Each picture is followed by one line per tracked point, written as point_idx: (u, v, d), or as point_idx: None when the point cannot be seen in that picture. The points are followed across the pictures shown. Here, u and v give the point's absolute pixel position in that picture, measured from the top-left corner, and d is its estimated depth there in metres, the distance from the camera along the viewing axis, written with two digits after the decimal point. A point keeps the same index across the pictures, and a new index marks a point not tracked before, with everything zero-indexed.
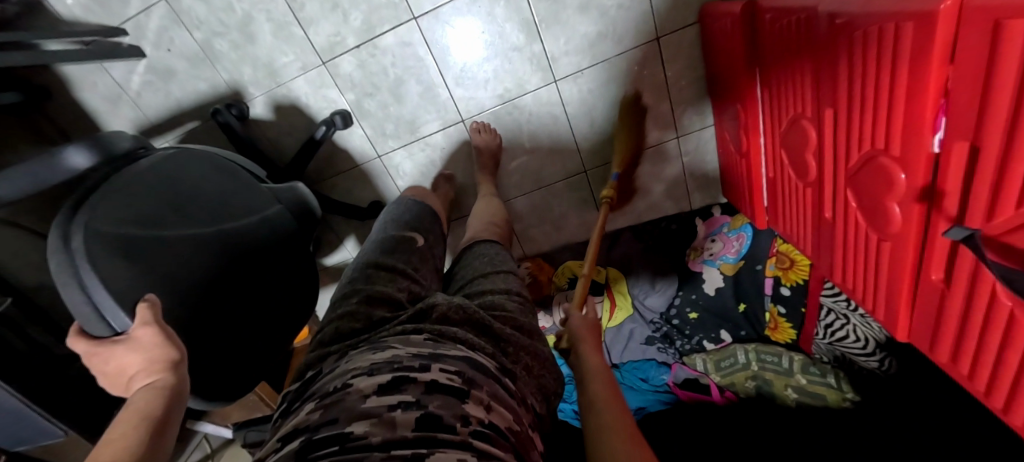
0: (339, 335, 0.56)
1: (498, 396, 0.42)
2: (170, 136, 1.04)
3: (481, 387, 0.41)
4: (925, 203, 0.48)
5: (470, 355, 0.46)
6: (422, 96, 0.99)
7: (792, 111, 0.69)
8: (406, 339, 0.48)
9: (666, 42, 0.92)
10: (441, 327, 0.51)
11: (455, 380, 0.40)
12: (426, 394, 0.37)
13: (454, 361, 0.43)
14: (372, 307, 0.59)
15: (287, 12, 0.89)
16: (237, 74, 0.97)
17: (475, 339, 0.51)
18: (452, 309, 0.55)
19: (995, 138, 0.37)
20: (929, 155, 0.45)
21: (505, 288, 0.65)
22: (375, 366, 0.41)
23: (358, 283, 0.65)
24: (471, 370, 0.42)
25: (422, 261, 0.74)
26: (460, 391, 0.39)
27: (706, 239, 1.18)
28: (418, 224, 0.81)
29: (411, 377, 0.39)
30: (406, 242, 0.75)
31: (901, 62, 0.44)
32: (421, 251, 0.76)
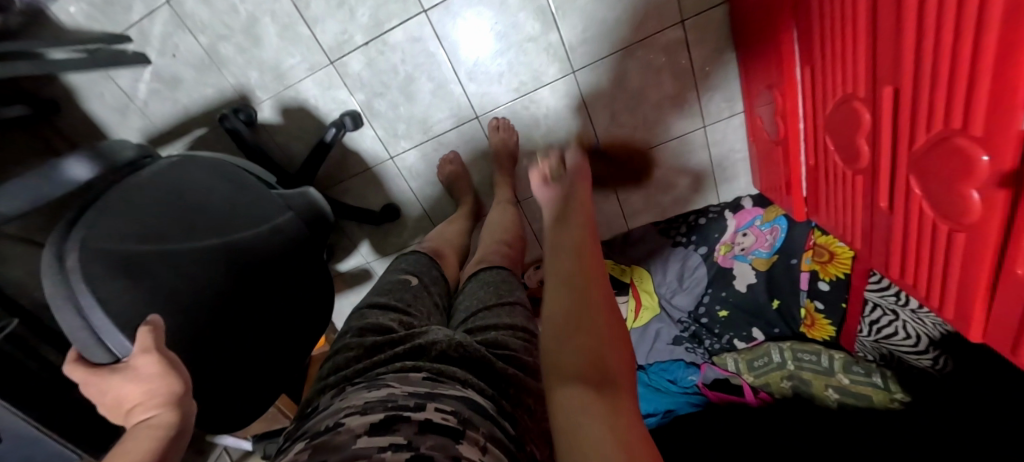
0: (336, 370, 0.53)
1: (496, 438, 0.38)
2: (179, 145, 1.02)
3: (478, 429, 0.37)
4: (1011, 189, 0.41)
5: (469, 396, 0.42)
6: (434, 94, 0.95)
7: (841, 91, 0.63)
8: (404, 378, 0.44)
9: (691, 25, 0.86)
10: (440, 366, 0.47)
11: (449, 420, 0.36)
12: (420, 434, 0.33)
13: (449, 401, 0.40)
14: (370, 339, 0.56)
15: (292, 11, 0.86)
16: (243, 78, 0.94)
17: (475, 380, 0.47)
18: (452, 346, 0.51)
19: None
20: (1018, 133, 0.38)
21: (510, 323, 0.59)
22: (369, 404, 0.38)
23: (351, 321, 0.62)
24: (468, 411, 0.39)
25: (422, 299, 0.68)
26: (455, 431, 0.35)
27: (736, 233, 1.11)
28: (414, 265, 0.75)
29: (405, 417, 0.35)
30: (399, 284, 0.68)
31: (987, 26, 0.38)
32: (417, 290, 0.69)
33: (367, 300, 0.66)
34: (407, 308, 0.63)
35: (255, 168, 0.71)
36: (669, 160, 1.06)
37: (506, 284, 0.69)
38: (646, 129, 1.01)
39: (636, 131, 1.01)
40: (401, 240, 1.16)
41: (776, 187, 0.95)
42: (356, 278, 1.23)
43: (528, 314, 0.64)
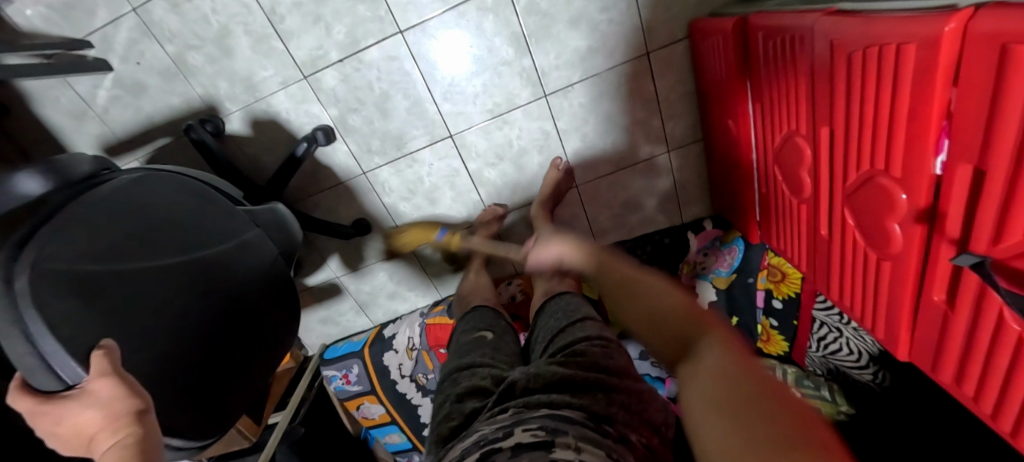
0: (442, 440, 0.55)
1: (588, 436, 0.40)
2: (139, 153, 0.99)
3: (567, 433, 0.40)
4: (925, 224, 0.48)
5: (554, 411, 0.45)
6: (409, 111, 0.96)
7: (785, 128, 0.69)
8: (494, 418, 0.48)
9: (656, 57, 0.92)
10: (525, 399, 0.51)
11: (538, 435, 0.40)
12: (511, 455, 0.38)
13: (534, 420, 0.43)
14: (467, 401, 0.58)
15: (266, 25, 0.86)
16: (212, 89, 0.92)
17: (559, 396, 0.50)
18: (530, 378, 0.55)
19: (1000, 168, 0.37)
20: (931, 178, 0.45)
21: (584, 336, 0.63)
22: (466, 449, 0.44)
23: (445, 388, 0.64)
24: (553, 423, 0.42)
25: (500, 349, 0.70)
26: (546, 442, 0.39)
27: (698, 252, 1.15)
28: (485, 323, 0.79)
29: (497, 447, 0.40)
30: (475, 341, 0.72)
31: (903, 84, 0.44)
32: (493, 343, 0.72)
33: (452, 362, 0.70)
34: (490, 361, 0.65)
35: (222, 183, 0.70)
36: (637, 181, 1.10)
37: (569, 305, 0.75)
38: (614, 152, 1.05)
39: (604, 153, 1.05)
40: (372, 254, 1.16)
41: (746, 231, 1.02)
42: (326, 292, 1.21)
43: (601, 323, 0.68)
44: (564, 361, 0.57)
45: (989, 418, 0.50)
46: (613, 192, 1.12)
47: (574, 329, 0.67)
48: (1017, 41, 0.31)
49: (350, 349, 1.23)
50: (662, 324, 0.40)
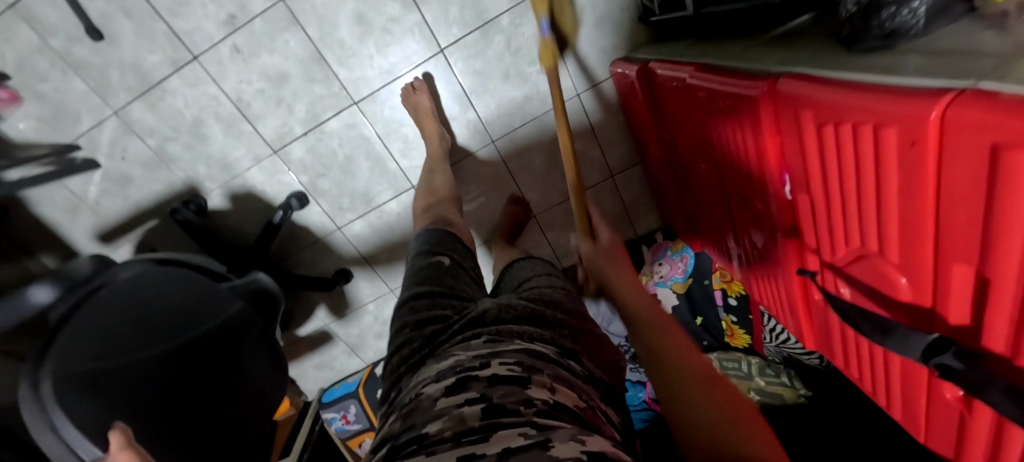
0: (404, 360, 0.58)
1: (561, 378, 0.46)
2: (131, 237, 1.08)
3: (541, 372, 0.45)
4: (793, 239, 0.59)
5: (528, 348, 0.49)
6: (373, 170, 1.06)
7: (692, 158, 0.81)
8: (466, 345, 0.52)
9: (586, 97, 1.03)
10: (496, 329, 0.55)
11: (514, 370, 0.44)
12: (490, 387, 0.42)
13: (510, 355, 0.47)
14: (430, 328, 0.60)
15: (234, 112, 0.97)
16: (192, 172, 1.02)
17: (531, 329, 0.55)
18: (501, 309, 0.59)
19: (821, 191, 0.48)
20: (785, 201, 0.56)
21: (551, 284, 0.71)
22: (441, 374, 0.46)
23: (404, 315, 0.65)
24: (529, 361, 0.46)
25: (460, 277, 0.73)
26: (524, 379, 0.43)
27: (653, 264, 1.25)
28: (442, 245, 0.80)
29: (474, 376, 0.44)
30: (434, 267, 0.74)
31: (750, 130, 0.56)
32: (451, 271, 0.74)
33: (408, 286, 0.72)
34: (451, 290, 0.68)
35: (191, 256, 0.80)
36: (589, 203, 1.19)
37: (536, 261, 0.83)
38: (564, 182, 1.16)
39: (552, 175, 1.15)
40: (355, 299, 1.24)
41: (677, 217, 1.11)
42: (317, 339, 1.29)
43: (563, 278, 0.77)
44: (533, 300, 0.63)
45: (874, 396, 0.60)
46: (569, 217, 1.23)
47: (536, 279, 0.74)
48: (811, 102, 0.43)
49: (346, 391, 1.33)
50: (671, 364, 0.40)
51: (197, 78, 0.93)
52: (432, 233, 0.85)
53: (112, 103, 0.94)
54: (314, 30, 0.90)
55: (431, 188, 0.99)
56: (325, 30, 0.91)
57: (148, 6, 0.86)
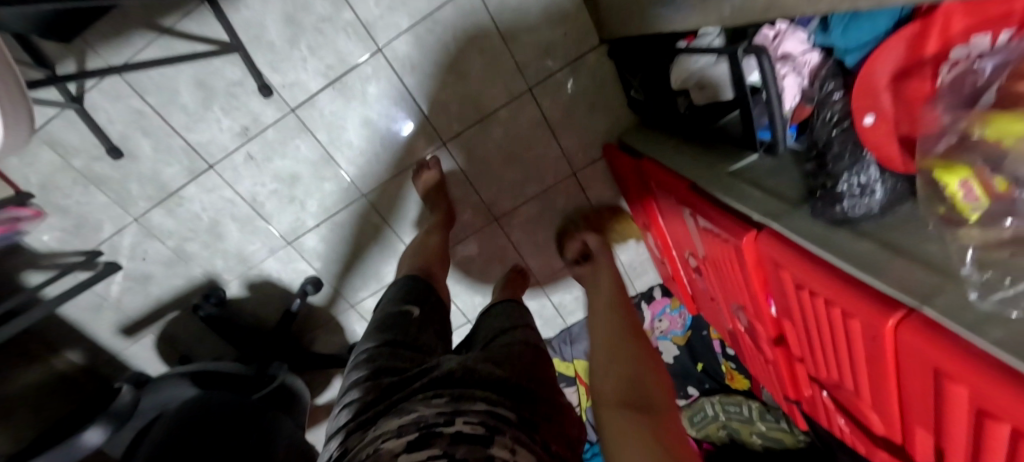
0: (356, 410, 0.58)
1: (522, 440, 0.48)
2: (153, 328, 1.12)
3: (504, 433, 0.47)
4: (783, 347, 0.65)
5: (491, 406, 0.51)
6: (383, 252, 1.12)
7: (683, 246, 0.87)
8: (428, 399, 0.53)
9: (582, 174, 1.10)
10: (458, 386, 0.55)
11: (478, 429, 0.46)
12: (452, 446, 0.44)
13: (474, 413, 0.49)
14: (385, 379, 0.61)
15: (250, 211, 1.02)
16: (210, 266, 1.07)
17: (494, 393, 0.54)
18: (464, 366, 0.59)
19: (802, 326, 0.54)
20: (771, 319, 0.62)
21: (522, 339, 0.70)
22: (402, 430, 0.48)
23: (362, 365, 0.66)
24: (491, 420, 0.48)
25: (424, 329, 0.75)
26: (485, 439, 0.45)
27: (653, 319, 1.29)
28: (417, 295, 0.82)
29: (437, 433, 0.46)
30: (403, 317, 0.75)
31: (734, 258, 0.61)
32: (418, 324, 0.75)
33: (371, 334, 0.73)
34: (413, 343, 0.69)
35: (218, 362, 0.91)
36: None
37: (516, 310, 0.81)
38: None
39: (539, 226, 1.17)
40: None
41: (656, 252, 1.12)
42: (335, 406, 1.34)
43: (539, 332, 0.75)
44: (500, 361, 0.62)
45: None
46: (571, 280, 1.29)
47: (506, 335, 0.73)
48: (792, 264, 0.48)
49: None
50: (621, 368, 0.58)
51: (214, 184, 0.98)
52: (407, 283, 0.87)
53: (133, 211, 0.98)
54: (325, 136, 0.96)
55: (426, 245, 0.99)
56: (335, 134, 0.96)
57: (166, 125, 0.91)
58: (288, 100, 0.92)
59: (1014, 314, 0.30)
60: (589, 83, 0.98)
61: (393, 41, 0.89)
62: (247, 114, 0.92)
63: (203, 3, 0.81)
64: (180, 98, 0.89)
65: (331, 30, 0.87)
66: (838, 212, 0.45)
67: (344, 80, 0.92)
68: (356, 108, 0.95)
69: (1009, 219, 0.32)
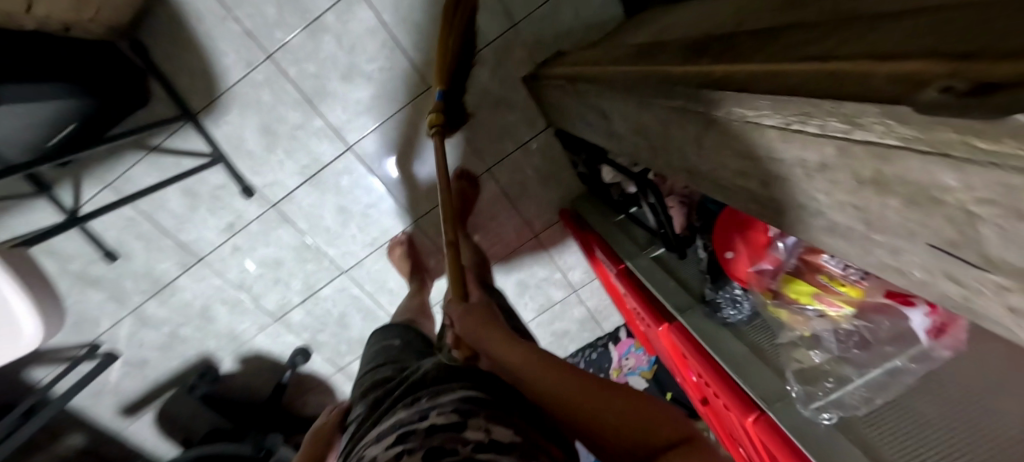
0: (357, 426, 0.63)
1: (500, 416, 0.49)
2: (151, 406, 1.19)
3: (479, 414, 0.48)
4: (708, 410, 0.75)
5: (468, 391, 0.53)
6: (365, 320, 1.21)
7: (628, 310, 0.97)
8: (408, 402, 0.55)
9: (543, 235, 1.21)
10: (434, 383, 0.56)
11: (452, 416, 0.48)
12: (426, 437, 0.45)
13: (448, 400, 0.50)
14: (376, 395, 0.66)
15: (239, 294, 1.10)
16: (203, 346, 1.14)
17: (469, 378, 0.56)
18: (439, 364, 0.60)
19: (709, 400, 0.65)
20: (695, 389, 0.72)
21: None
22: (383, 434, 0.51)
23: (359, 390, 0.73)
24: (466, 403, 0.50)
25: (405, 353, 0.82)
26: (459, 424, 0.46)
27: (621, 358, 1.40)
28: (393, 334, 0.91)
29: (412, 429, 0.48)
30: (385, 350, 0.84)
31: (655, 336, 0.73)
32: (400, 350, 0.84)
33: (367, 366, 0.82)
34: (397, 363, 0.77)
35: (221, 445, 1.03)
36: (557, 311, 1.36)
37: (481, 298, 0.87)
38: (534, 301, 1.32)
39: (509, 284, 1.27)
40: None
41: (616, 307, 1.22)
42: None
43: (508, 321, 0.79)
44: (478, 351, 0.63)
45: None
46: (543, 328, 1.39)
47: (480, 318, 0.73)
48: (690, 351, 0.59)
49: None
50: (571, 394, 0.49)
51: (203, 274, 1.06)
52: (404, 330, 0.94)
53: (128, 304, 1.06)
54: (303, 224, 1.06)
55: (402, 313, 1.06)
56: (313, 222, 1.06)
57: (157, 228, 1.00)
58: (269, 197, 1.01)
59: (824, 422, 0.40)
60: (540, 161, 1.10)
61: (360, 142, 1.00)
62: (231, 212, 1.01)
63: (187, 124, 0.91)
64: (168, 204, 0.98)
65: (303, 135, 0.97)
66: (722, 317, 0.58)
67: (318, 176, 1.02)
68: (331, 198, 1.04)
69: (815, 353, 0.46)
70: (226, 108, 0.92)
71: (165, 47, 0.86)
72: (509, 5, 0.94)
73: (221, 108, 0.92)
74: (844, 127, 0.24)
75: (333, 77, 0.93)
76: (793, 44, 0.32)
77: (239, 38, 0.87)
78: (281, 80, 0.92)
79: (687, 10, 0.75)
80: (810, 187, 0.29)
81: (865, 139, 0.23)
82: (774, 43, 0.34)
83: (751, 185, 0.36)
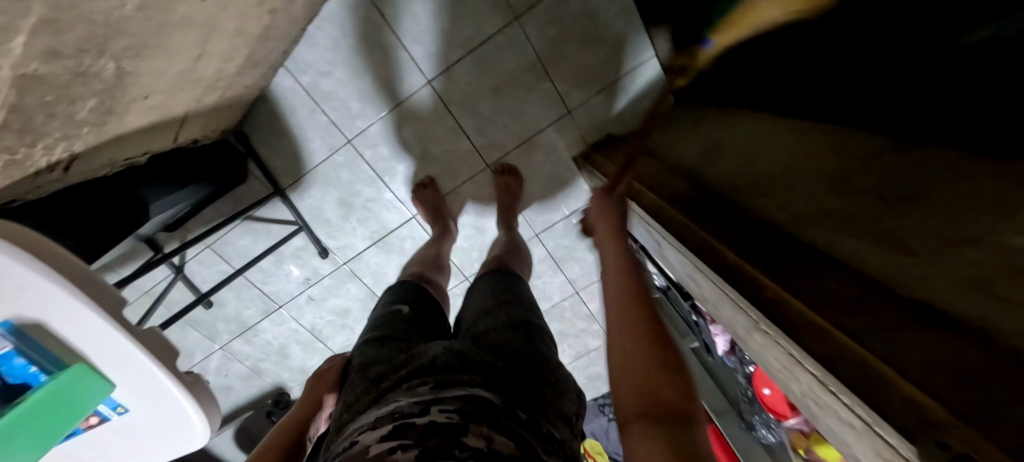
0: (347, 404, 0.57)
1: (503, 423, 0.45)
2: (233, 422, 1.36)
3: (482, 419, 0.45)
4: None
5: (472, 391, 0.48)
6: None
7: None
8: (409, 390, 0.50)
9: (583, 292, 1.30)
10: (441, 374, 0.51)
11: (453, 417, 0.44)
12: (425, 436, 0.42)
13: (453, 400, 0.46)
14: (372, 368, 0.60)
15: (310, 336, 1.24)
16: (278, 377, 1.31)
17: (477, 378, 0.51)
18: (451, 354, 0.55)
19: None
20: None
21: (509, 321, 0.65)
22: (379, 420, 0.47)
23: (357, 357, 0.66)
24: (470, 406, 0.46)
25: (413, 324, 0.71)
26: (459, 427, 0.43)
27: None
28: (406, 295, 0.80)
29: (412, 422, 0.44)
30: (393, 315, 0.73)
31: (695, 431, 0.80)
32: (410, 318, 0.73)
33: (365, 333, 0.71)
34: (399, 333, 0.67)
35: None
36: (592, 357, 1.45)
37: (502, 285, 0.77)
38: (571, 348, 1.43)
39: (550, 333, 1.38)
40: None
41: None
42: None
43: (526, 308, 0.71)
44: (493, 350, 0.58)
45: None
46: (578, 371, 1.50)
47: (496, 315, 0.68)
48: None
49: None
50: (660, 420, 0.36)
51: (282, 319, 1.20)
52: (411, 286, 0.84)
53: (217, 342, 1.21)
54: (369, 279, 1.18)
55: None
56: (378, 278, 1.18)
57: (246, 281, 1.14)
58: (341, 257, 1.14)
59: None
60: (586, 227, 1.18)
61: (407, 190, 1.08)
62: (309, 268, 1.15)
63: (277, 198, 1.04)
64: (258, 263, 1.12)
65: (375, 207, 1.09)
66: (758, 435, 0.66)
67: (385, 240, 1.13)
68: (395, 259, 1.16)
69: None
70: (310, 185, 1.04)
71: (264, 136, 0.99)
72: (564, 96, 1.02)
73: (306, 185, 1.04)
74: (869, 418, 0.32)
75: (404, 159, 1.04)
76: (836, 302, 0.39)
77: (324, 126, 0.98)
78: (357, 161, 1.03)
79: (734, 126, 0.79)
80: (842, 427, 0.37)
81: (882, 435, 0.31)
82: (818, 284, 0.42)
83: (789, 386, 0.44)
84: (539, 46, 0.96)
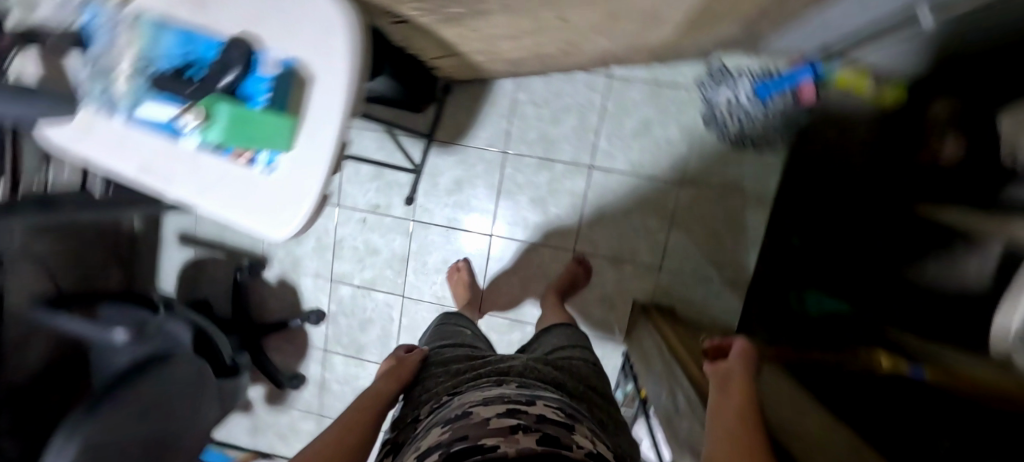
0: (432, 390, 0.62)
1: (595, 432, 0.48)
2: (201, 249, 1.35)
3: (580, 424, 0.47)
4: None
5: (556, 398, 0.52)
6: (379, 338, 1.32)
7: None
8: (500, 386, 0.53)
9: None
10: (521, 379, 0.56)
11: (557, 415, 0.46)
12: (539, 423, 0.42)
13: (551, 401, 0.49)
14: (453, 365, 0.67)
15: (330, 243, 1.29)
16: (273, 249, 1.32)
17: (552, 389, 0.56)
18: (527, 368, 0.61)
19: None
20: None
21: (586, 359, 0.73)
22: (488, 400, 0.48)
23: (431, 361, 0.73)
24: (563, 410, 0.48)
25: (477, 342, 0.84)
26: (565, 424, 0.44)
27: None
28: (466, 321, 0.93)
29: (522, 410, 0.45)
30: (458, 331, 0.85)
31: None
32: (473, 338, 0.84)
33: (433, 342, 0.82)
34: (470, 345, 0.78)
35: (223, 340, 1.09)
36: None
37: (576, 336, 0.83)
38: None
39: None
40: (293, 400, 1.39)
41: None
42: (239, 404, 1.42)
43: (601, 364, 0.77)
44: (557, 367, 0.65)
45: None
46: None
47: (567, 350, 0.75)
48: None
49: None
50: None
51: (329, 213, 1.27)
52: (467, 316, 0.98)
53: None
54: (415, 245, 1.25)
55: None
56: (421, 251, 1.25)
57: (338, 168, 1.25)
58: (415, 213, 1.24)
59: None
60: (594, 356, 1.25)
61: (511, 222, 1.20)
62: (386, 200, 1.24)
63: (423, 139, 1.19)
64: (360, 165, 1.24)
65: (473, 204, 1.21)
66: None
67: (454, 231, 1.23)
68: (446, 249, 1.24)
69: None
70: (450, 152, 1.20)
71: (456, 100, 1.17)
72: (665, 253, 1.17)
73: (448, 149, 1.20)
74: None
75: (524, 194, 1.19)
76: None
77: (498, 129, 1.17)
78: (495, 167, 1.18)
79: None
80: None
81: None
82: None
83: None
84: (678, 208, 1.15)
